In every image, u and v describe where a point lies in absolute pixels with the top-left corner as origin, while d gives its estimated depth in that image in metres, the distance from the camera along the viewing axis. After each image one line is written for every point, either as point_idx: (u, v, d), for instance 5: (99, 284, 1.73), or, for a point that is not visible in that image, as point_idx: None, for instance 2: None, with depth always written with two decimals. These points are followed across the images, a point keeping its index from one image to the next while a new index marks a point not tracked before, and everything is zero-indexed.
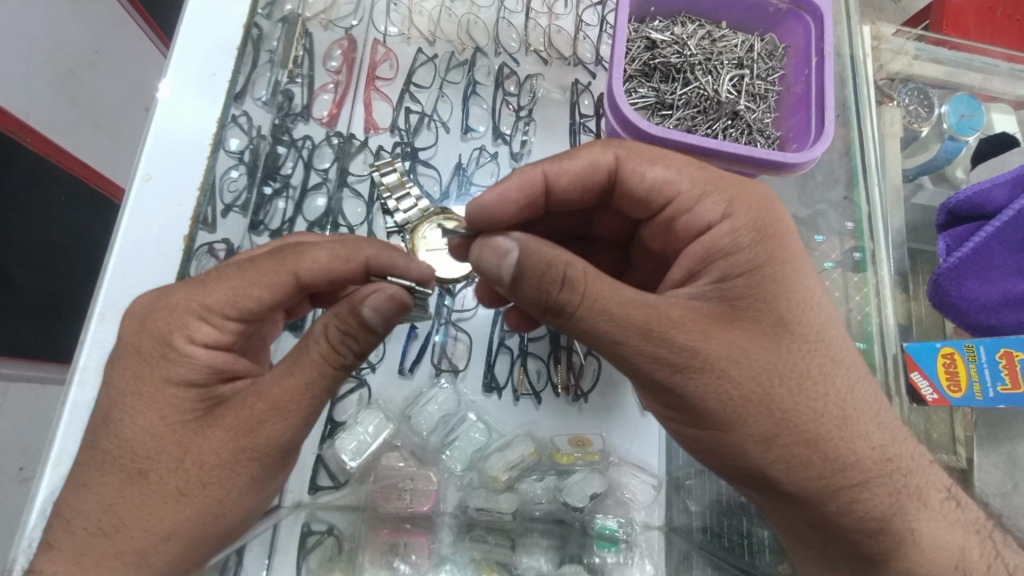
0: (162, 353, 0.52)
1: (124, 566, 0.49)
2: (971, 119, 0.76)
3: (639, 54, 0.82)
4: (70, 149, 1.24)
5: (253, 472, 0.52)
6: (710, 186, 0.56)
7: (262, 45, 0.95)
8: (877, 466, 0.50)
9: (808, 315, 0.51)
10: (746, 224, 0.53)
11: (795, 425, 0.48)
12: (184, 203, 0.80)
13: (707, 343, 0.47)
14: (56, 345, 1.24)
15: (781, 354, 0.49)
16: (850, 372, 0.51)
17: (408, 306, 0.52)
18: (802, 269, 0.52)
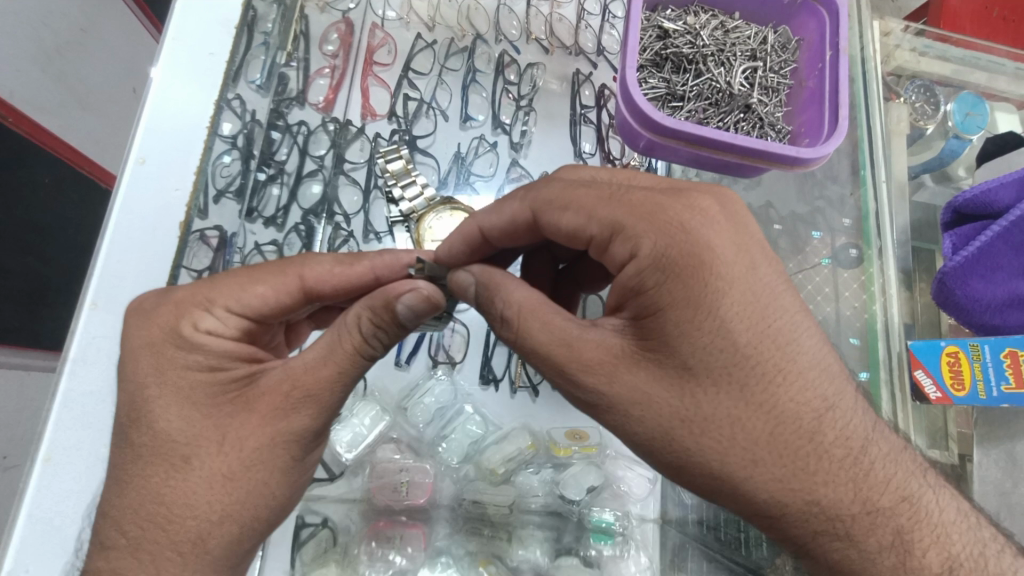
0: (173, 341, 0.51)
1: (181, 556, 0.46)
2: (975, 118, 0.78)
3: (651, 44, 0.81)
4: (54, 130, 1.19)
5: (292, 454, 0.50)
6: (623, 223, 0.45)
7: (257, 27, 0.91)
8: (826, 516, 0.40)
9: (731, 356, 0.42)
10: (654, 259, 0.43)
11: (699, 465, 0.42)
12: (178, 187, 0.78)
13: (610, 386, 0.44)
14: (43, 331, 1.20)
15: (691, 399, 0.42)
16: (788, 412, 0.41)
17: (439, 305, 0.53)
18: (725, 295, 0.42)
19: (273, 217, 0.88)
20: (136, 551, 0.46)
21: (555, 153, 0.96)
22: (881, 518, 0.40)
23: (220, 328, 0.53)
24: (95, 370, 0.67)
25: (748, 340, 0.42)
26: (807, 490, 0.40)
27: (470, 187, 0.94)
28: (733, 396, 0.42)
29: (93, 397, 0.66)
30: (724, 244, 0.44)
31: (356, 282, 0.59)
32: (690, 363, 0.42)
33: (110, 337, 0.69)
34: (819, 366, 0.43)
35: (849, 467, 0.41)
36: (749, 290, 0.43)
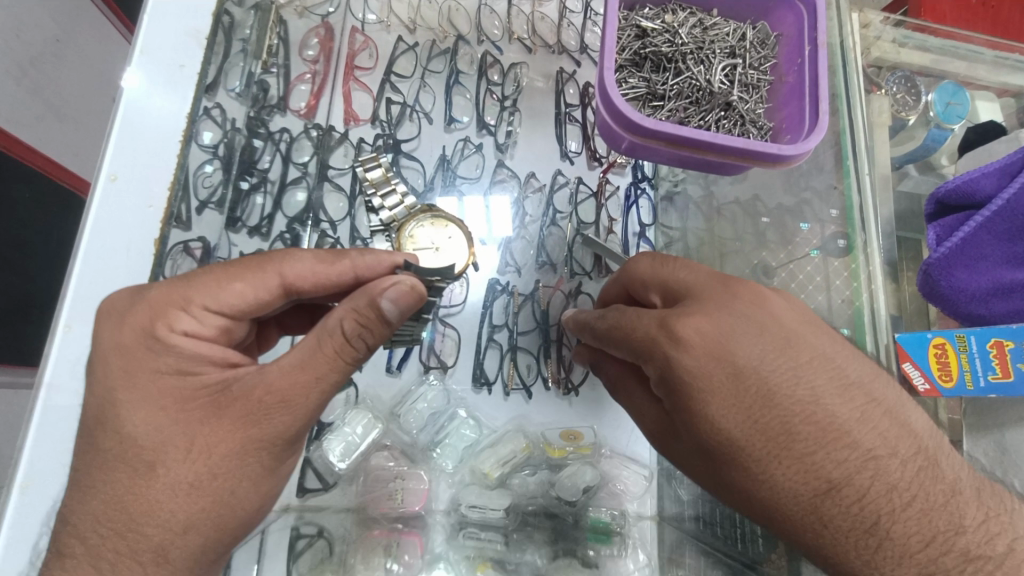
0: (147, 344, 0.51)
1: (142, 565, 0.46)
2: (955, 108, 0.78)
3: (629, 43, 0.81)
4: (31, 143, 1.17)
5: (263, 461, 0.49)
6: (635, 349, 0.54)
7: (234, 34, 0.91)
8: (852, 547, 0.43)
9: (728, 450, 0.48)
10: (655, 372, 0.52)
11: (738, 499, 0.49)
12: (152, 203, 0.76)
13: (670, 451, 0.56)
14: (29, 347, 1.18)
15: (714, 474, 0.51)
16: (812, 456, 0.45)
17: (423, 297, 0.52)
18: (745, 358, 0.48)
19: (258, 227, 0.87)
20: (94, 560, 0.46)
21: (541, 154, 0.97)
22: (904, 539, 0.42)
23: (198, 329, 0.53)
24: (78, 387, 0.66)
25: (770, 392, 0.47)
26: (826, 521, 0.44)
27: (456, 190, 0.93)
28: (759, 442, 0.47)
29: (65, 417, 0.65)
30: (736, 311, 0.50)
31: (336, 281, 0.58)
32: (716, 421, 0.48)
33: (82, 357, 0.67)
34: (838, 419, 0.46)
35: (872, 496, 0.43)
36: (766, 349, 0.48)
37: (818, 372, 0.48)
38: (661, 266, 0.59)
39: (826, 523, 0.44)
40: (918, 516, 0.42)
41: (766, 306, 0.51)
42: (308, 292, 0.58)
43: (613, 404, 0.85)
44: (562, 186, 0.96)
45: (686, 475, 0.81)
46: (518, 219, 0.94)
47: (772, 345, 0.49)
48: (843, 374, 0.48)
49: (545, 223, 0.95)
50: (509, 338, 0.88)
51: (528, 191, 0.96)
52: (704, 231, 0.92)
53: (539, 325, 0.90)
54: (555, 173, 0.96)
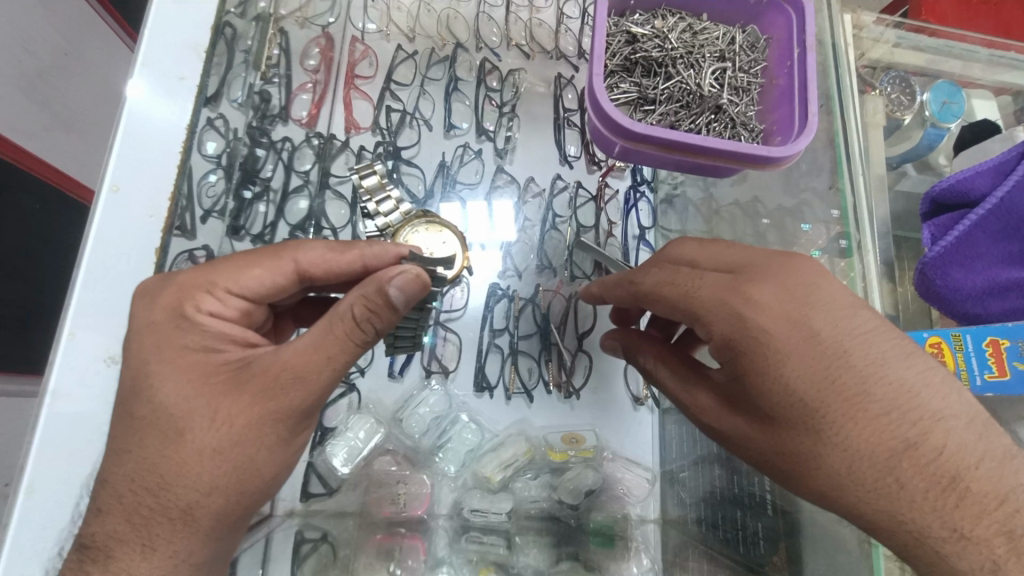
0: (175, 323, 0.52)
1: (171, 521, 0.48)
2: (952, 106, 0.78)
3: (620, 49, 0.81)
4: (40, 155, 1.20)
5: (278, 432, 0.51)
6: (696, 313, 0.54)
7: (236, 45, 0.92)
8: (929, 509, 0.42)
9: (796, 412, 0.48)
10: (720, 337, 0.52)
11: (809, 469, 0.48)
12: (152, 212, 0.77)
13: (722, 424, 0.56)
14: (36, 355, 1.19)
15: (775, 441, 0.50)
16: (887, 417, 0.45)
17: (429, 285, 0.52)
18: (815, 321, 0.49)
19: (261, 234, 0.89)
20: (129, 515, 0.48)
21: (540, 159, 0.97)
22: (982, 495, 0.41)
23: (222, 310, 0.55)
24: (85, 397, 0.67)
25: (842, 356, 0.47)
26: (903, 481, 0.43)
27: (455, 197, 0.94)
28: (833, 405, 0.46)
29: (74, 427, 0.66)
30: (803, 280, 0.51)
31: (345, 270, 0.58)
32: (789, 383, 0.48)
33: (86, 369, 0.68)
34: (910, 384, 0.46)
35: (946, 454, 0.43)
36: (836, 314, 0.49)
37: (886, 338, 0.48)
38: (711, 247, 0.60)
39: (905, 485, 0.43)
40: (993, 473, 0.42)
41: (828, 278, 0.51)
42: (321, 278, 0.59)
43: (616, 408, 0.86)
44: (561, 190, 0.96)
45: (688, 477, 0.82)
46: (519, 222, 0.95)
47: (840, 312, 0.49)
48: (905, 341, 0.48)
49: (545, 226, 0.96)
50: (510, 341, 0.89)
51: (528, 195, 0.96)
52: (703, 232, 0.92)
53: (539, 328, 0.91)
54: (554, 177, 0.96)
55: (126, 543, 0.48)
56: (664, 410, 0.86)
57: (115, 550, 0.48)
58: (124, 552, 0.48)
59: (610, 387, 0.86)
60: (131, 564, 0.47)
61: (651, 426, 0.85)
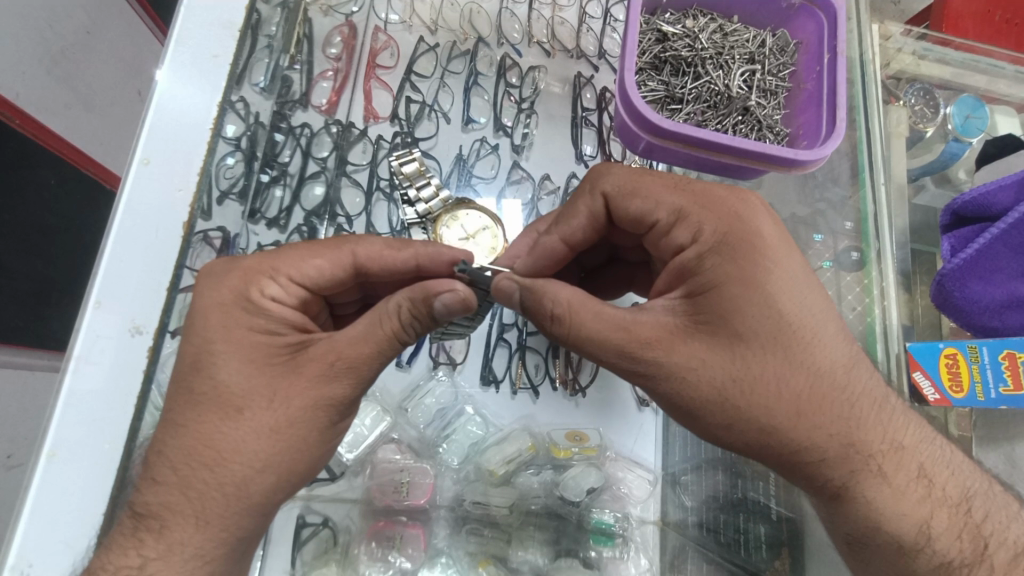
0: (241, 305, 0.52)
1: (225, 495, 0.49)
2: (975, 120, 0.78)
3: (650, 46, 0.82)
4: (60, 131, 1.21)
5: (331, 416, 0.52)
6: (684, 210, 0.55)
7: (260, 30, 0.92)
8: (851, 382, 0.50)
9: (751, 301, 0.50)
10: (709, 244, 0.52)
11: (762, 375, 0.49)
12: (182, 187, 0.78)
13: (669, 355, 0.50)
14: (46, 330, 1.20)
15: (738, 352, 0.49)
16: (806, 299, 0.51)
17: (471, 304, 0.55)
18: (767, 277, 0.50)
19: (276, 218, 0.89)
20: (185, 487, 0.49)
21: (557, 155, 0.97)
22: (879, 455, 0.49)
23: (284, 296, 0.55)
24: (104, 366, 0.68)
25: (782, 314, 0.50)
26: (826, 361, 0.50)
27: (471, 189, 0.93)
28: (776, 359, 0.49)
29: (99, 398, 0.66)
30: (748, 230, 0.52)
31: (402, 266, 0.60)
32: (742, 336, 0.50)
33: (114, 340, 0.69)
34: (838, 341, 0.50)
35: (858, 409, 0.49)
36: (779, 270, 0.51)
37: (819, 292, 0.51)
38: (637, 178, 0.58)
39: (836, 435, 0.49)
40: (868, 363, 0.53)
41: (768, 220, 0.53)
42: (378, 274, 0.60)
43: (621, 409, 0.85)
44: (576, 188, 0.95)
45: (690, 481, 0.82)
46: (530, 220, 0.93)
47: (787, 267, 0.51)
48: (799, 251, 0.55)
49: None
50: (519, 337, 0.90)
51: (542, 192, 0.95)
52: None
53: None
54: (569, 176, 0.96)
55: (138, 510, 0.50)
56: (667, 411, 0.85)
57: (168, 520, 0.49)
58: (179, 520, 0.49)
59: (616, 386, 0.86)
60: (185, 535, 0.49)
61: (655, 426, 0.85)
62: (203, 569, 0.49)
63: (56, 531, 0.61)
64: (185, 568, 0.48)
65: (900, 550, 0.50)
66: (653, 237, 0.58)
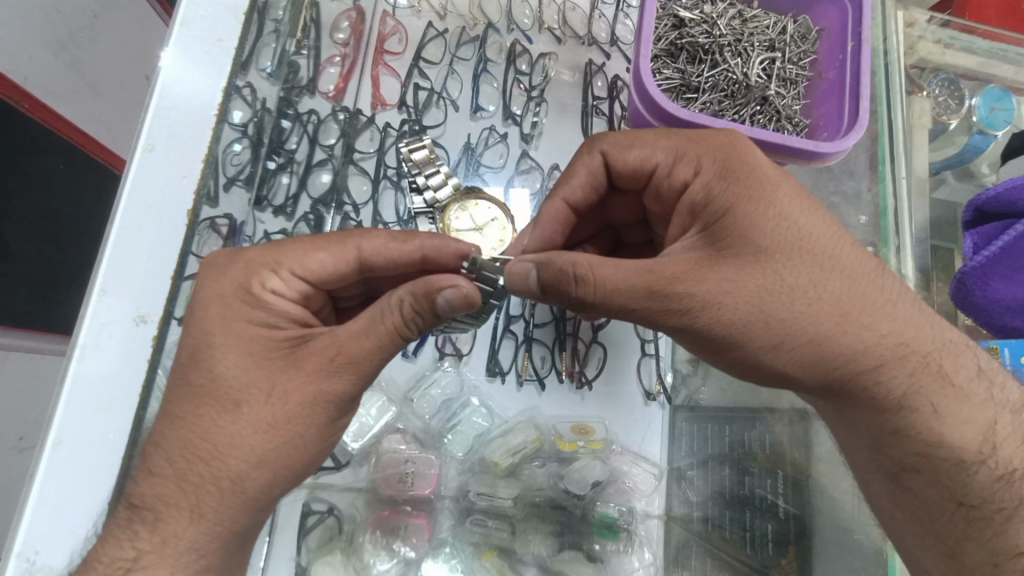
0: (241, 297, 0.53)
1: (219, 490, 0.49)
2: (1000, 113, 0.75)
3: (666, 33, 0.81)
4: (68, 116, 1.21)
5: (329, 413, 0.52)
6: (682, 150, 0.58)
7: (267, 15, 0.91)
8: (874, 286, 0.50)
9: (764, 219, 0.51)
10: (713, 175, 0.54)
11: (793, 288, 0.49)
12: (187, 174, 0.77)
13: (702, 286, 0.49)
14: (56, 315, 1.21)
15: (764, 272, 0.49)
16: (813, 212, 0.52)
17: (475, 302, 0.54)
18: (776, 195, 0.52)
19: (283, 206, 0.88)
20: (179, 480, 0.49)
21: (567, 144, 0.95)
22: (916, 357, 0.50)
23: (284, 290, 0.55)
24: (109, 353, 0.68)
25: (799, 226, 0.51)
26: (848, 265, 0.50)
27: (479, 178, 0.92)
28: (808, 268, 0.50)
29: (101, 385, 0.66)
30: (746, 155, 0.54)
31: (405, 259, 0.59)
32: (766, 250, 0.50)
33: (118, 327, 0.69)
34: (854, 245, 0.51)
35: (899, 308, 0.50)
36: (786, 187, 0.52)
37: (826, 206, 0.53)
38: (631, 134, 0.61)
39: (886, 336, 0.49)
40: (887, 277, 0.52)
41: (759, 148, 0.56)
42: (381, 268, 0.59)
43: (628, 404, 0.84)
44: None
45: (695, 476, 0.83)
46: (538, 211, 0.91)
47: (791, 185, 0.53)
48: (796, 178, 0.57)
49: None
50: (525, 329, 0.89)
51: (551, 182, 0.93)
52: None
53: (555, 317, 0.91)
54: None
55: (140, 499, 0.50)
56: (676, 406, 0.85)
57: (162, 512, 0.49)
58: (181, 509, 0.49)
59: (621, 376, 0.85)
60: (179, 527, 0.49)
61: (662, 421, 0.84)
62: (198, 560, 0.49)
63: (64, 514, 0.61)
64: (178, 563, 0.48)
65: (962, 465, 0.48)
66: (654, 184, 0.61)
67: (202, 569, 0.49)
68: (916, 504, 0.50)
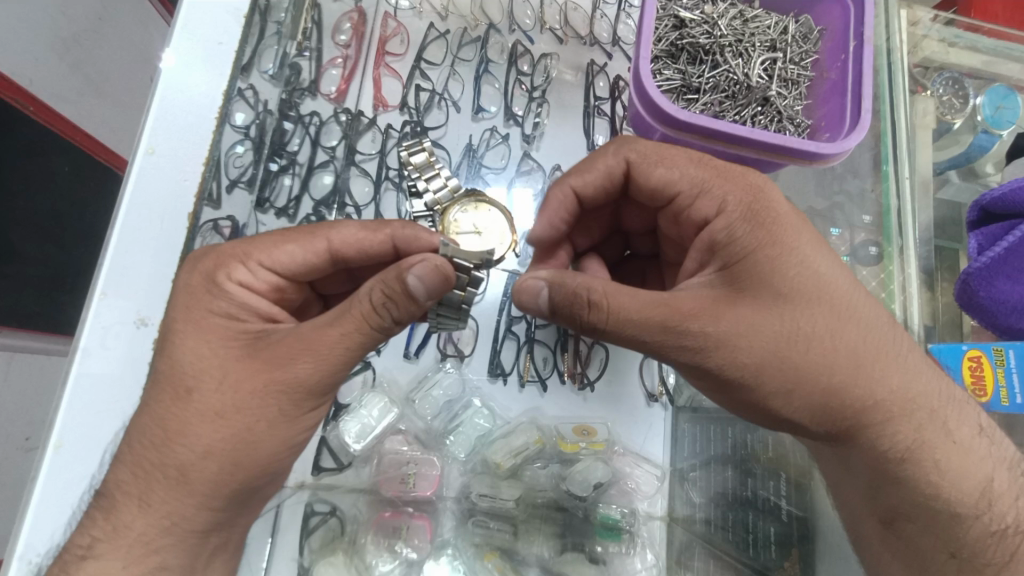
0: (208, 289, 0.54)
1: (167, 479, 0.51)
2: (1006, 111, 0.74)
3: (667, 33, 0.80)
4: (72, 118, 1.22)
5: (281, 404, 0.51)
6: (708, 184, 0.56)
7: (269, 16, 0.92)
8: (886, 340, 0.51)
9: (786, 266, 0.50)
10: (738, 215, 0.53)
11: (809, 336, 0.49)
12: (187, 177, 0.78)
13: (717, 324, 0.49)
14: (62, 317, 1.22)
15: (783, 319, 0.49)
16: (834, 262, 0.52)
17: (451, 279, 0.51)
18: (799, 242, 0.51)
19: (285, 208, 0.88)
20: (134, 466, 0.52)
21: (568, 145, 0.95)
22: (922, 413, 0.51)
23: (252, 282, 0.56)
24: (112, 355, 0.68)
25: (819, 275, 0.50)
26: (863, 318, 0.51)
27: (481, 180, 0.92)
28: (825, 317, 0.50)
29: (101, 389, 0.67)
30: (768, 198, 0.54)
31: (378, 250, 0.59)
32: (783, 296, 0.50)
33: (118, 331, 0.69)
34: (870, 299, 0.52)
35: (907, 363, 0.51)
36: (807, 234, 0.52)
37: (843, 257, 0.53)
38: (660, 148, 0.59)
39: (896, 391, 0.51)
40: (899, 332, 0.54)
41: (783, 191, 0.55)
42: (354, 259, 0.60)
43: (631, 404, 0.84)
44: None
45: (699, 477, 0.82)
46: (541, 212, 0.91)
47: (812, 233, 0.52)
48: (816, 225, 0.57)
49: None
50: (527, 330, 0.88)
51: None
52: None
53: None
54: None
55: (143, 496, 0.51)
56: (678, 408, 0.84)
57: (119, 502, 0.52)
58: (180, 501, 0.51)
59: (624, 376, 0.85)
60: (130, 517, 0.51)
61: (664, 421, 0.83)
62: (150, 558, 0.51)
63: (62, 512, 0.62)
64: (128, 553, 0.51)
65: (957, 519, 0.51)
66: (674, 209, 0.59)
67: (158, 564, 0.52)
68: (909, 549, 0.54)
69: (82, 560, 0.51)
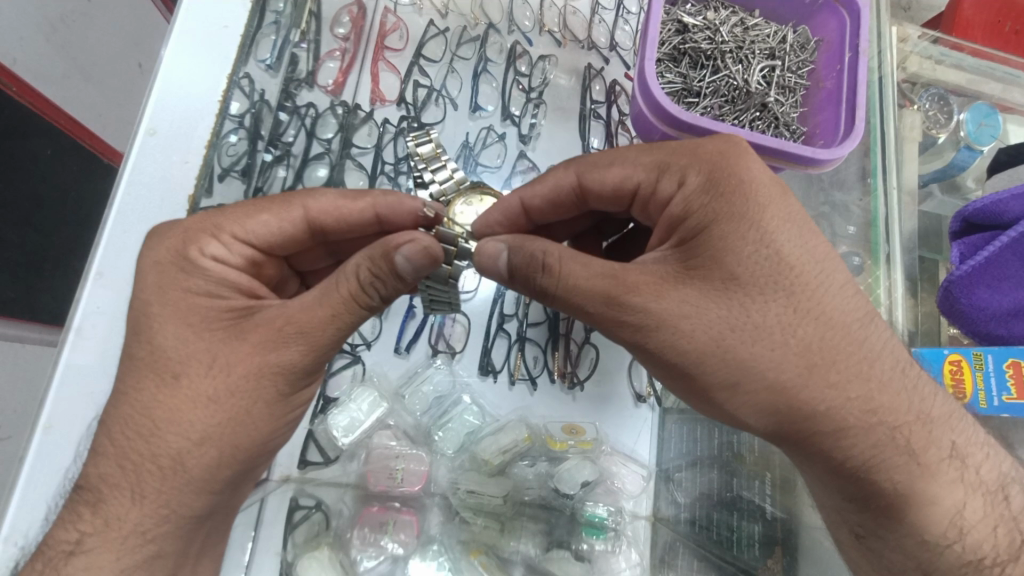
0: (179, 265, 0.54)
1: (149, 465, 0.50)
2: (987, 129, 0.77)
3: (670, 37, 0.82)
4: (57, 100, 1.19)
5: (267, 386, 0.51)
6: (666, 163, 0.56)
7: (268, 6, 0.89)
8: (854, 335, 0.50)
9: (742, 247, 0.50)
10: (698, 186, 0.53)
11: (755, 328, 0.48)
12: (188, 159, 0.77)
13: (658, 302, 0.49)
14: (42, 304, 1.19)
15: (733, 306, 0.49)
16: (801, 246, 0.51)
17: (438, 259, 0.52)
18: (764, 220, 0.51)
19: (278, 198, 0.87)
20: (116, 451, 0.50)
21: (563, 146, 0.96)
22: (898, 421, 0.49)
23: (226, 256, 0.57)
24: (104, 338, 0.67)
25: (781, 256, 0.50)
26: (827, 309, 0.49)
27: (476, 176, 0.92)
28: (779, 306, 0.49)
29: (91, 372, 0.65)
30: (739, 169, 0.52)
31: (356, 217, 0.62)
32: (734, 278, 0.50)
33: (110, 312, 0.68)
34: (843, 293, 0.50)
35: (876, 371, 0.49)
36: (776, 211, 0.51)
37: (824, 242, 0.51)
38: (608, 154, 0.60)
39: (853, 400, 0.48)
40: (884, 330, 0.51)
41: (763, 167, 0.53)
42: (331, 227, 0.62)
43: (620, 403, 0.85)
44: None
45: (684, 478, 0.83)
46: None
47: (785, 209, 0.51)
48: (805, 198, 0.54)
49: None
50: (519, 328, 0.89)
51: None
52: None
53: (547, 316, 0.90)
54: None
55: (122, 486, 0.50)
56: (666, 409, 0.85)
57: (106, 494, 0.50)
58: (169, 492, 0.50)
59: (613, 379, 0.86)
60: (116, 506, 0.50)
61: (647, 422, 0.84)
62: (144, 546, 0.50)
63: (37, 500, 0.60)
64: (121, 544, 0.49)
65: (927, 544, 0.50)
66: (638, 200, 0.60)
67: (149, 555, 0.50)
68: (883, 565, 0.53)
69: (66, 553, 0.49)
